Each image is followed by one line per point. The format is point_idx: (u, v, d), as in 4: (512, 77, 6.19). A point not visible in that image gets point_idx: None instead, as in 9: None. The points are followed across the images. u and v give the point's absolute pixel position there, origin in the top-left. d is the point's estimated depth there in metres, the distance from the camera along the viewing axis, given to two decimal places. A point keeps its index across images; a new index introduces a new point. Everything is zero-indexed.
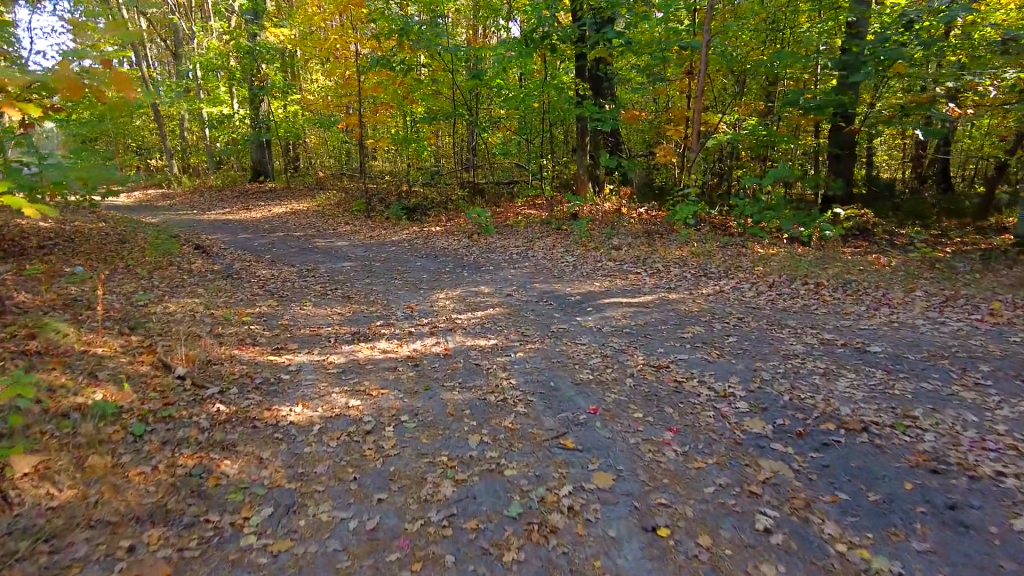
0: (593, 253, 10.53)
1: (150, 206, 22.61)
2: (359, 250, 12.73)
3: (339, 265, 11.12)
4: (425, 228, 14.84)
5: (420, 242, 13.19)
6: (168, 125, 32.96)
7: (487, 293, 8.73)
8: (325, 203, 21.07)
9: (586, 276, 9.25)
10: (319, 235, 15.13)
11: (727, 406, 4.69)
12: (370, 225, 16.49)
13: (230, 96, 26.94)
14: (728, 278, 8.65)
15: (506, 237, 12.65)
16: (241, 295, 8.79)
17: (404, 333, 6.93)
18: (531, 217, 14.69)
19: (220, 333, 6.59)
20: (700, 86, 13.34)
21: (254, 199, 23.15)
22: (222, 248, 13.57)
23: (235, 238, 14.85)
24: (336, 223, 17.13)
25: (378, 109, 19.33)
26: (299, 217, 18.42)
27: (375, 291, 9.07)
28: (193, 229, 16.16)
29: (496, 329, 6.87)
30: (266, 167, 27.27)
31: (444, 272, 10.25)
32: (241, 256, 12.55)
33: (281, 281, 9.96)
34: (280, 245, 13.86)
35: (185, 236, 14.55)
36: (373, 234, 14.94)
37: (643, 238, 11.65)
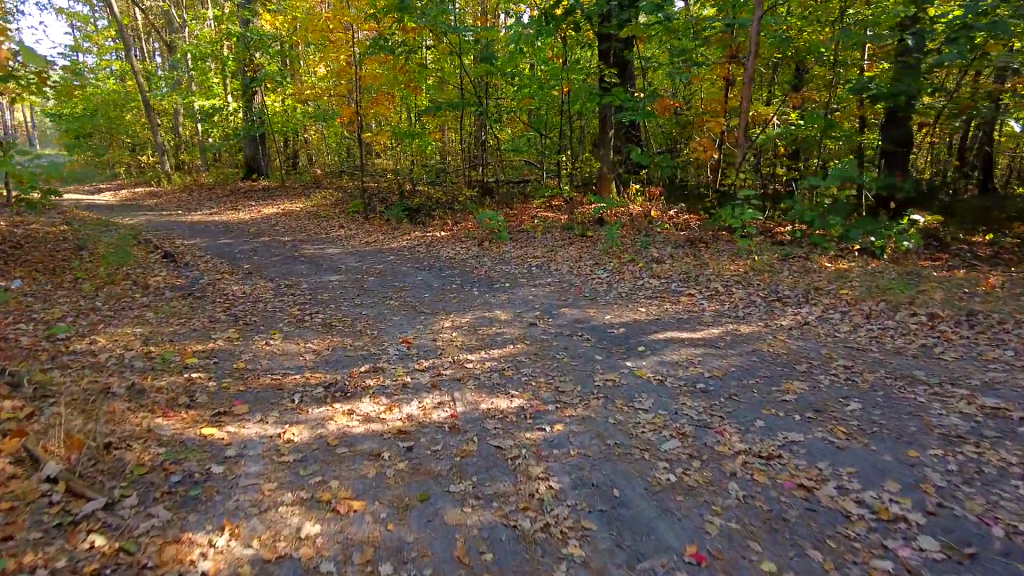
0: (629, 267, 8.76)
1: (131, 206, 20.97)
2: (352, 261, 10.99)
3: (326, 279, 9.38)
4: (428, 233, 13.11)
5: (422, 250, 11.43)
6: (161, 118, 31.33)
7: (503, 320, 6.98)
8: (320, 203, 19.33)
9: (626, 299, 7.48)
10: (307, 241, 13.39)
11: (907, 548, 2.92)
12: (367, 228, 14.77)
13: (222, 87, 25.25)
14: (807, 305, 6.86)
15: (521, 245, 10.88)
16: (197, 322, 7.06)
17: (396, 386, 5.15)
18: (548, 222, 12.94)
19: (146, 387, 4.84)
20: (749, 72, 11.44)
21: (244, 198, 21.43)
22: (195, 256, 11.87)
23: (212, 244, 13.12)
24: (330, 226, 15.43)
25: (378, 100, 17.58)
26: (289, 220, 16.72)
27: (364, 317, 7.32)
28: (168, 232, 14.47)
29: (521, 382, 5.05)
30: (259, 164, 25.55)
31: (450, 290, 8.50)
32: (215, 266, 10.84)
33: (252, 301, 8.23)
34: (263, 253, 12.14)
35: (155, 241, 12.85)
36: (371, 239, 13.19)
37: (685, 249, 9.87)
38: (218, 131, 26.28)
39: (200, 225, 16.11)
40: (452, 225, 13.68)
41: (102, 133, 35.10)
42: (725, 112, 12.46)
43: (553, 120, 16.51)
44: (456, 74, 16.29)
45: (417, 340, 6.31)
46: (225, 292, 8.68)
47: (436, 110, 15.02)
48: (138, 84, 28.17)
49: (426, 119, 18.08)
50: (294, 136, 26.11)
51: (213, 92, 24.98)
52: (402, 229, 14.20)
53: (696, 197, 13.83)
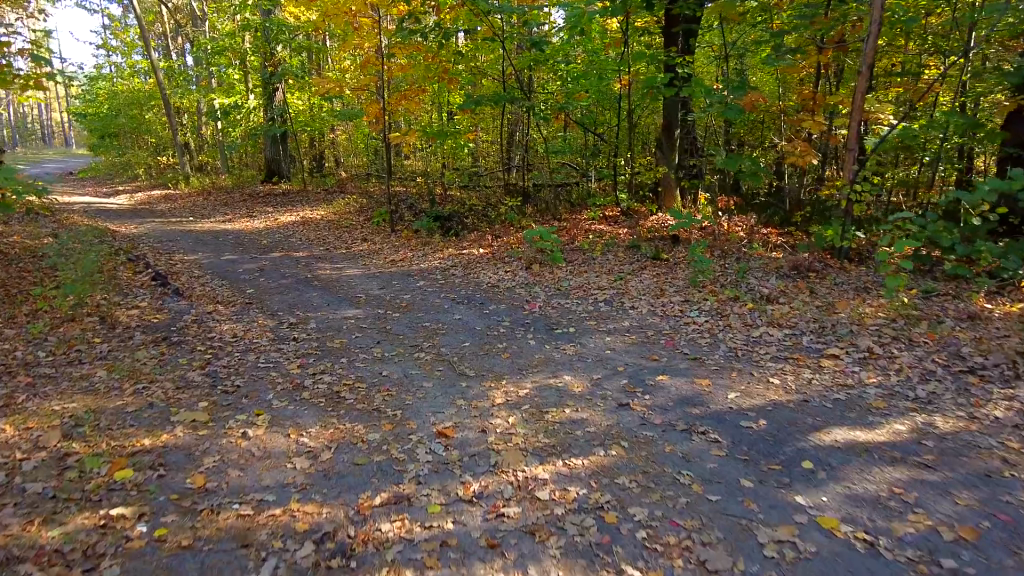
0: (733, 310, 6.67)
1: (141, 213, 19.45)
2: (373, 286, 9.05)
3: (341, 316, 7.47)
4: (464, 251, 11.18)
5: (459, 275, 9.46)
6: (183, 118, 30.00)
7: (578, 395, 4.95)
8: (343, 211, 17.53)
9: (744, 365, 5.41)
10: (324, 257, 11.61)
11: None
12: (394, 241, 12.89)
13: (244, 84, 23.66)
14: (1022, 382, 4.70)
15: (580, 271, 8.86)
16: (160, 388, 5.19)
17: (430, 542, 3.16)
18: (608, 238, 10.90)
19: (22, 550, 2.95)
20: (868, 61, 9.06)
21: (262, 204, 19.77)
22: (192, 279, 10.11)
23: (215, 261, 11.35)
24: (350, 238, 13.63)
25: (409, 97, 15.70)
26: (306, 231, 14.92)
27: (385, 383, 5.35)
28: (170, 247, 12.76)
29: (636, 551, 3.04)
30: (280, 166, 23.87)
31: (498, 336, 6.51)
32: (211, 294, 9.02)
33: (242, 350, 6.33)
34: (272, 275, 10.30)
35: (149, 258, 11.14)
36: (397, 257, 11.25)
37: (793, 283, 7.75)
38: (238, 131, 24.71)
39: (208, 236, 14.43)
40: (493, 241, 11.73)
41: (126, 133, 33.99)
42: (827, 108, 10.29)
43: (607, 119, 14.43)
44: (497, 65, 14.33)
45: (458, 435, 4.31)
46: (210, 335, 6.80)
47: (474, 105, 13.04)
48: (158, 82, 26.81)
49: (462, 118, 16.14)
50: (319, 136, 24.39)
51: (233, 90, 23.44)
52: (434, 244, 12.29)
53: (782, 210, 11.65)
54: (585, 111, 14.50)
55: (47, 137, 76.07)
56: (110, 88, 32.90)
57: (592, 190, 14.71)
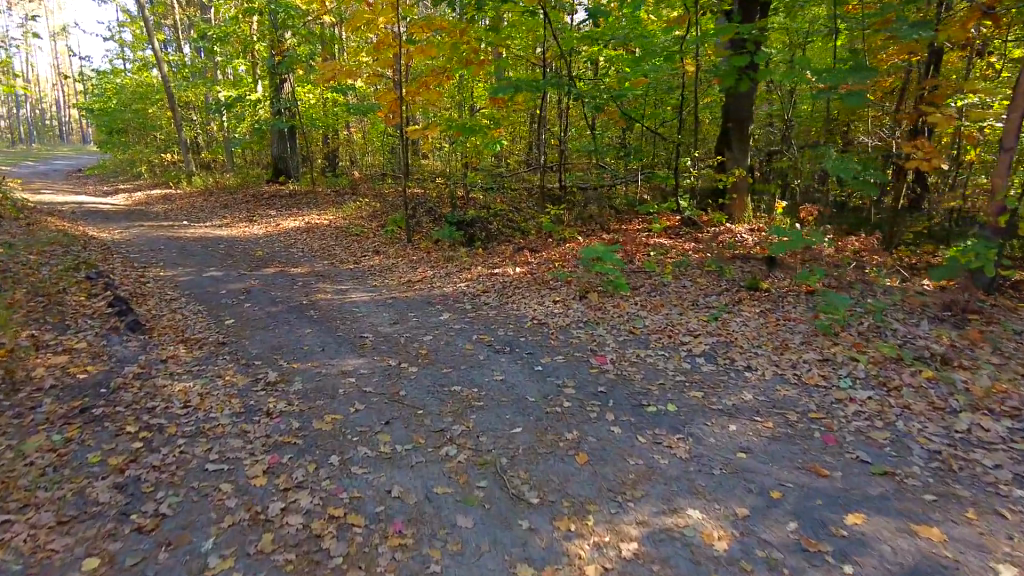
0: (905, 385, 4.56)
1: (134, 216, 17.67)
2: (382, 320, 7.03)
3: (338, 371, 5.45)
4: (496, 270, 9.15)
5: (493, 305, 7.41)
6: (189, 114, 28.27)
7: (728, 569, 2.88)
8: (354, 216, 15.60)
9: (983, 498, 3.30)
10: (326, 275, 9.62)
11: None
12: (410, 254, 10.92)
13: (252, 76, 21.84)
14: None
15: (653, 304, 6.78)
16: (33, 523, 3.20)
17: None
18: (675, 257, 8.85)
19: None
20: None
21: (265, 206, 17.89)
22: (162, 306, 8.15)
23: (195, 279, 9.42)
24: (357, 249, 11.69)
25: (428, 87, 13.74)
26: (309, 240, 12.97)
27: (395, 516, 3.32)
28: (148, 260, 10.87)
29: None
30: (288, 164, 21.97)
31: (562, 416, 4.45)
32: (177, 330, 7.07)
33: (187, 434, 4.31)
34: (260, 300, 8.31)
35: (115, 276, 9.23)
36: (414, 277, 9.24)
37: (959, 332, 5.60)
38: (244, 126, 22.90)
39: (197, 245, 12.53)
40: (530, 257, 9.69)
41: (133, 130, 32.35)
42: (946, 101, 8.30)
43: (658, 111, 12.43)
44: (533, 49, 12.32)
45: None
46: (148, 402, 4.80)
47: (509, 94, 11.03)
48: (161, 74, 25.09)
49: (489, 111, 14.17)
50: (331, 133, 22.50)
51: (240, 82, 21.61)
52: (459, 258, 10.26)
53: (882, 224, 9.60)
54: (632, 101, 12.50)
55: (64, 134, 75.06)
56: (116, 82, 31.31)
57: (639, 196, 12.72)
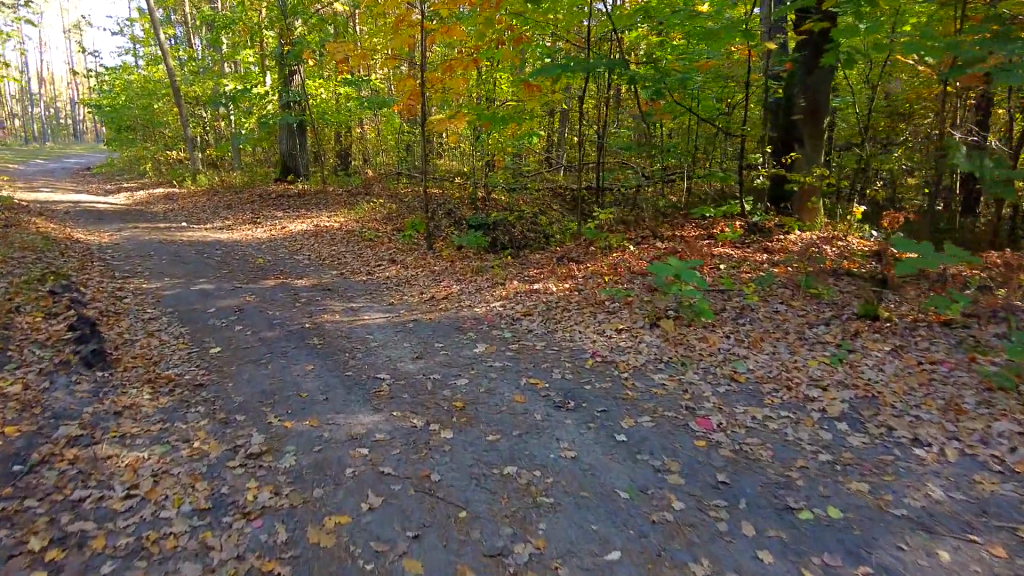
0: None
1: (130, 216, 16.41)
2: (401, 353, 5.57)
3: (349, 436, 4.02)
4: (534, 285, 7.71)
5: (539, 333, 5.93)
6: (196, 110, 27.04)
7: None
8: (367, 219, 14.25)
9: None
10: (334, 290, 8.22)
11: None
12: (432, 263, 9.51)
13: (260, 68, 20.57)
14: None
15: (747, 338, 5.30)
16: None
17: None
18: (752, 274, 7.38)
19: None
20: None
21: (272, 207, 16.56)
22: (135, 329, 6.77)
23: (182, 293, 8.04)
24: (369, 257, 10.29)
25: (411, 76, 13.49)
26: (316, 246, 11.57)
27: None
28: (132, 269, 9.52)
29: None
30: (297, 163, 20.61)
31: (677, 530, 2.98)
32: (146, 365, 5.68)
33: (118, 554, 2.88)
34: (256, 323, 6.91)
35: (86, 289, 7.87)
36: (436, 293, 7.78)
37: None
38: (252, 122, 21.60)
39: (192, 251, 11.18)
40: (572, 269, 8.23)
41: (140, 127, 31.17)
42: None
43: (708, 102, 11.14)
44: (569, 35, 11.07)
45: None
46: (72, 490, 3.37)
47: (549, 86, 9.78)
48: (166, 67, 23.88)
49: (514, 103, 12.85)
50: (343, 129, 21.16)
51: (247, 74, 20.36)
52: (488, 269, 8.80)
53: (965, 234, 8.32)
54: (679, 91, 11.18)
55: (77, 133, 74.36)
56: (122, 77, 30.20)
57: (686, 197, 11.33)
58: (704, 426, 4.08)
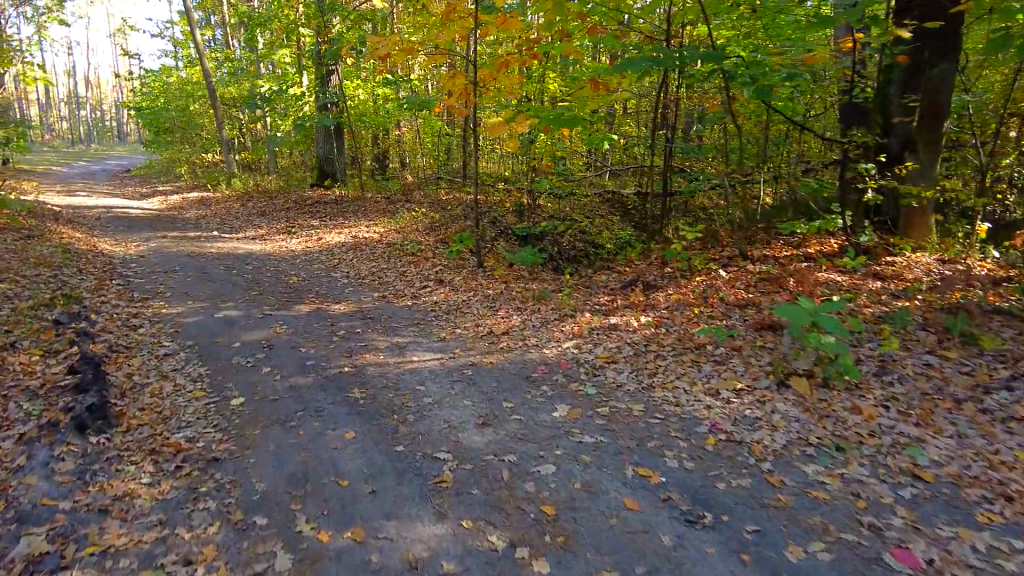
0: None
1: (161, 224, 15.75)
2: (463, 418, 4.46)
3: (409, 564, 2.92)
4: (610, 318, 6.56)
5: (630, 390, 4.78)
6: (232, 111, 26.45)
7: None
8: (407, 229, 13.26)
9: None
10: (374, 320, 7.18)
11: None
12: (487, 285, 8.43)
13: (297, 69, 19.84)
14: None
15: (916, 412, 4.07)
16: None
17: None
18: (878, 311, 6.11)
19: None
20: None
21: (307, 214, 15.69)
22: (147, 372, 5.82)
23: (205, 323, 7.10)
24: (413, 275, 9.25)
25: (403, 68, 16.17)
26: (353, 262, 10.57)
27: None
28: (155, 289, 8.66)
29: None
30: (334, 166, 19.71)
31: None
32: (154, 427, 4.69)
33: None
34: (285, 364, 5.89)
35: (98, 317, 6.97)
36: (494, 324, 6.65)
37: None
38: (288, 123, 20.82)
39: (220, 266, 10.28)
40: (651, 298, 7.05)
41: (177, 128, 30.77)
42: None
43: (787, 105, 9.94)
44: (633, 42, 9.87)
45: None
46: None
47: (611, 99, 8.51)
48: (202, 67, 23.32)
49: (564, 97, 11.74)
50: (382, 131, 20.28)
51: (284, 75, 19.64)
52: (551, 293, 7.66)
53: None
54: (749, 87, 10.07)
55: (120, 134, 75.27)
56: (161, 80, 29.92)
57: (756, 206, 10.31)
58: (907, 562, 2.83)
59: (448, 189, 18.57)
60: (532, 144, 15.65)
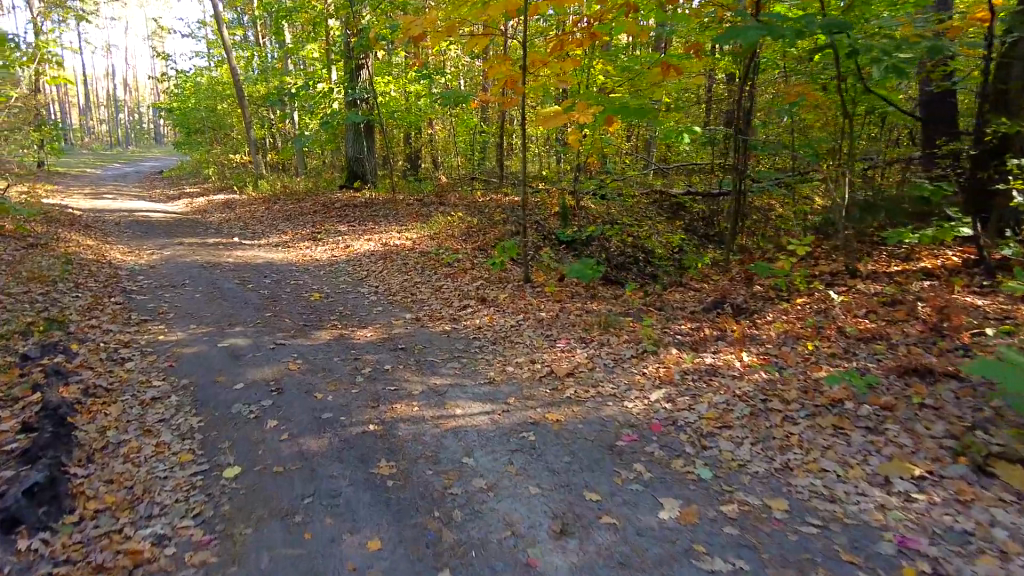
0: None
1: (182, 228, 14.85)
2: (530, 521, 3.17)
3: None
4: (700, 356, 5.24)
5: (760, 477, 3.52)
6: (261, 111, 25.65)
7: None
8: (443, 236, 12.04)
9: None
10: (407, 352, 5.93)
11: None
12: (539, 306, 7.13)
13: (326, 63, 18.87)
14: None
15: None
16: None
17: None
18: None
19: None
20: None
21: (335, 219, 14.60)
22: (125, 427, 4.68)
23: (204, 355, 5.95)
24: (451, 293, 7.97)
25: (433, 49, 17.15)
26: (382, 275, 9.37)
27: None
28: (157, 309, 7.58)
29: None
30: (364, 167, 18.60)
31: None
32: (120, 518, 3.54)
33: None
34: (296, 417, 4.67)
35: (81, 348, 5.89)
36: (554, 360, 5.36)
37: None
38: (317, 122, 19.81)
39: (236, 279, 9.20)
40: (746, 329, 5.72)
41: (206, 129, 30.12)
42: None
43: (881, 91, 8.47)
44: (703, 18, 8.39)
45: None
46: None
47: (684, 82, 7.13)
48: (229, 64, 22.49)
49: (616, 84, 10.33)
50: (414, 129, 19.19)
51: (313, 70, 18.70)
52: (619, 318, 6.33)
53: None
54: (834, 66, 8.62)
55: (156, 136, 75.93)
56: (191, 80, 29.36)
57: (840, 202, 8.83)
58: None
59: (484, 191, 17.34)
60: (577, 140, 14.28)
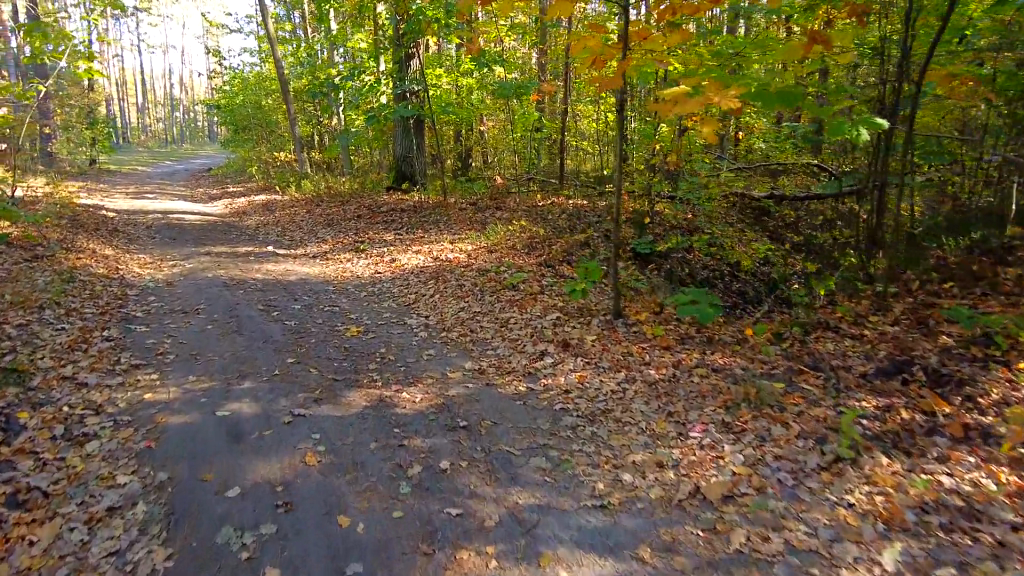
0: None
1: (214, 234, 13.56)
2: None
3: None
4: (923, 466, 3.41)
5: None
6: (307, 107, 24.44)
7: None
8: (503, 249, 10.33)
9: None
10: (469, 433, 4.22)
11: None
12: (642, 358, 5.33)
13: (374, 55, 17.42)
14: None
15: None
16: None
17: None
18: None
19: None
20: None
21: (380, 225, 13.09)
22: (54, 566, 3.08)
23: (196, 430, 4.38)
24: (520, 331, 6.22)
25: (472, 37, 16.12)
26: (433, 300, 7.69)
27: None
28: (157, 347, 6.09)
29: None
30: (413, 167, 17.02)
31: None
32: None
33: None
34: (306, 566, 3.00)
35: (34, 416, 4.37)
36: (693, 469, 3.63)
37: None
38: (363, 118, 18.37)
39: (259, 304, 7.68)
40: (971, 419, 3.86)
41: (253, 126, 29.16)
42: None
43: None
44: None
45: None
46: None
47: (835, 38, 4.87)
48: (274, 57, 21.31)
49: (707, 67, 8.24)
50: (466, 124, 17.56)
51: (360, 61, 17.25)
52: (766, 387, 4.49)
53: None
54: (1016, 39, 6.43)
55: (208, 133, 76.63)
56: (239, 76, 28.44)
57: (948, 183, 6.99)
58: None
59: (545, 195, 15.57)
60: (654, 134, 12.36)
